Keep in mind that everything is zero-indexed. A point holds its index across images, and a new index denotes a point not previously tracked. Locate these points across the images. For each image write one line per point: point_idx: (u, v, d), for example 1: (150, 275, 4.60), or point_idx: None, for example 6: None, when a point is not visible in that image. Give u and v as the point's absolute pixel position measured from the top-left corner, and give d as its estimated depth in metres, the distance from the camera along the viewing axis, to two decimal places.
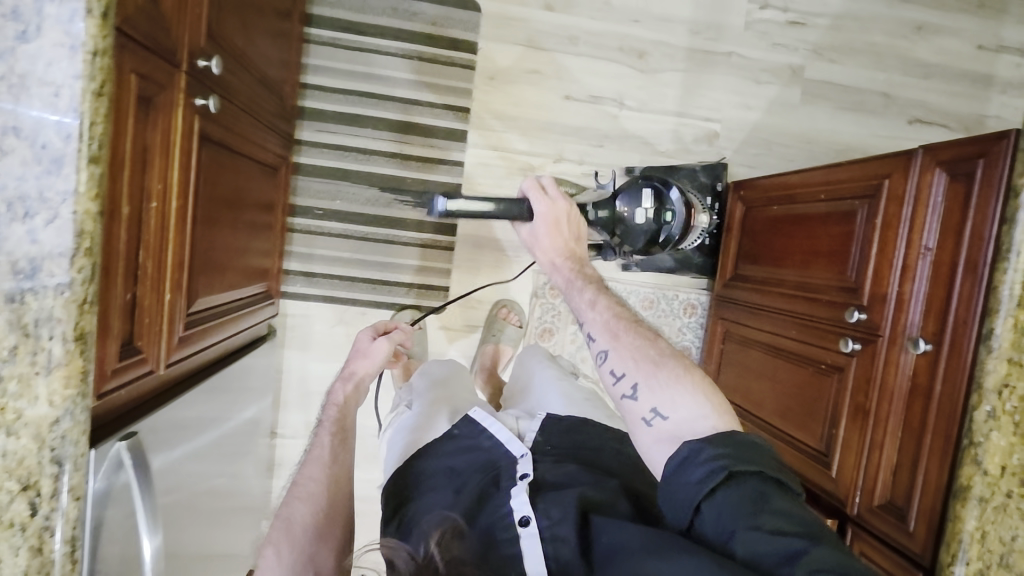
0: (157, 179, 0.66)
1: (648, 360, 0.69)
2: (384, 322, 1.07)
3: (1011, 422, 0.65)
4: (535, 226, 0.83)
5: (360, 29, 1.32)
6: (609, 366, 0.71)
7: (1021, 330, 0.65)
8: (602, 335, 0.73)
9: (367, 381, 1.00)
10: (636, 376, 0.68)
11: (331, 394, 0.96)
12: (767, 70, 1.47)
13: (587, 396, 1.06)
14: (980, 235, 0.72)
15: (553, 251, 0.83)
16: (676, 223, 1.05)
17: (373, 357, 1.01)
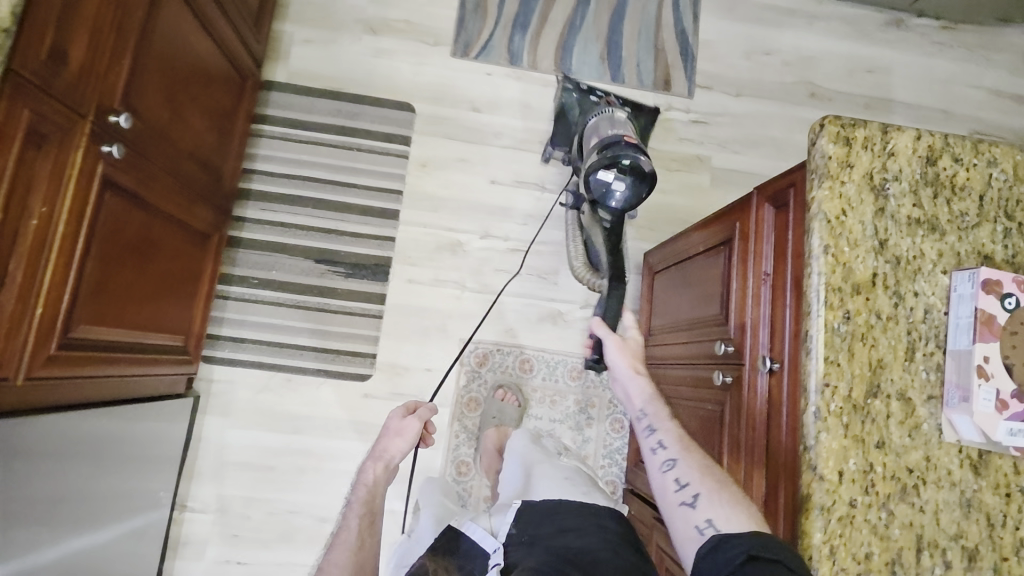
0: (42, 201, 0.75)
1: (702, 463, 0.74)
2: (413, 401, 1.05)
3: (838, 422, 0.65)
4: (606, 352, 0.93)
5: (307, 126, 1.51)
6: (657, 438, 0.79)
7: (832, 330, 0.67)
8: (670, 445, 0.77)
9: (399, 460, 0.96)
10: (677, 454, 0.76)
11: (360, 471, 0.95)
12: (676, 159, 1.64)
13: (569, 475, 1.11)
14: (799, 254, 0.77)
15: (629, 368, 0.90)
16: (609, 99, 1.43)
17: (406, 436, 0.97)
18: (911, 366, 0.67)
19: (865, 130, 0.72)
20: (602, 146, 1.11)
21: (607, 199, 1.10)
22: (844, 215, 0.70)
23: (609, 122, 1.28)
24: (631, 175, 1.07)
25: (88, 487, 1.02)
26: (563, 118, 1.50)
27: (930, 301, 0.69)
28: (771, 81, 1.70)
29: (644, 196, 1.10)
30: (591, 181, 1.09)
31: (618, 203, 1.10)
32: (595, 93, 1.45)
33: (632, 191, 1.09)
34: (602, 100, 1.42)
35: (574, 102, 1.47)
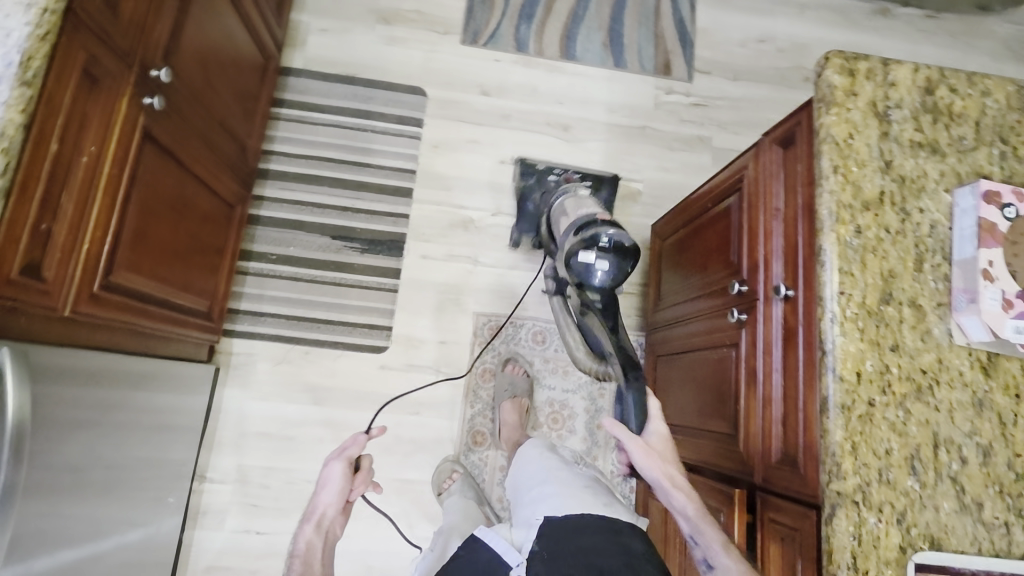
0: (92, 141, 0.79)
1: (744, 572, 0.77)
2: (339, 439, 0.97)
3: (855, 327, 0.69)
4: (635, 462, 0.88)
5: (323, 109, 1.57)
6: (704, 556, 0.80)
7: (844, 243, 0.71)
8: (716, 564, 0.78)
9: (330, 515, 0.95)
10: (725, 575, 0.78)
11: (294, 539, 0.95)
12: (678, 140, 1.70)
13: (588, 482, 1.14)
14: (808, 184, 0.81)
15: (662, 470, 0.87)
16: (569, 174, 1.45)
17: (332, 488, 0.95)
18: (920, 276, 0.71)
19: (868, 63, 0.77)
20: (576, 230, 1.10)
21: (591, 278, 1.05)
22: (851, 138, 0.74)
23: (574, 203, 1.25)
24: (612, 252, 1.04)
25: (122, 444, 1.02)
26: (523, 203, 1.50)
27: (935, 217, 0.73)
28: (766, 66, 1.78)
29: (630, 273, 1.06)
30: (573, 264, 1.05)
31: (603, 283, 1.06)
32: (554, 171, 1.48)
33: (615, 269, 1.05)
34: (559, 178, 1.46)
35: (533, 181, 1.49)
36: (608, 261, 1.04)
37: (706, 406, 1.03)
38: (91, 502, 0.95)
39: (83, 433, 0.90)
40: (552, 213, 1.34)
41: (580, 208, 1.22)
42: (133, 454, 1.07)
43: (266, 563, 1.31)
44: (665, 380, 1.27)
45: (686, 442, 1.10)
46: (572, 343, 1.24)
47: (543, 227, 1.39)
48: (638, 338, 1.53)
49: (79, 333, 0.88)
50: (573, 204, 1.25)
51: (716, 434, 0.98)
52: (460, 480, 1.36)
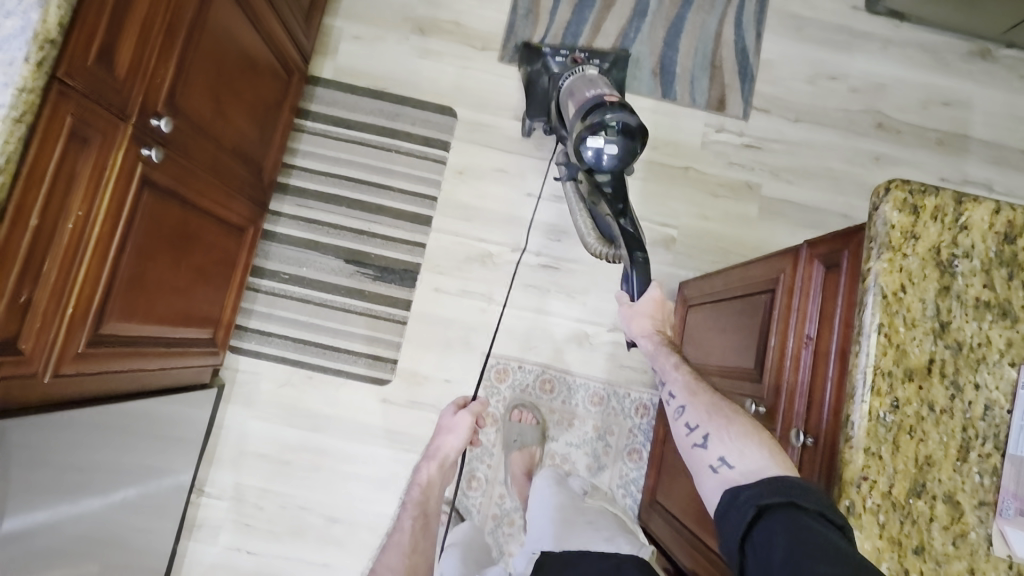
0: (80, 204, 0.77)
1: (703, 392, 0.78)
2: (464, 396, 1.09)
3: (875, 522, 0.60)
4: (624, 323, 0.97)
5: (348, 124, 1.51)
6: (669, 389, 0.82)
7: (876, 418, 0.61)
8: (676, 391, 0.80)
9: (452, 456, 1.04)
10: (686, 400, 0.78)
11: (417, 470, 1.06)
12: (723, 184, 1.56)
13: (592, 518, 1.14)
14: (848, 324, 0.71)
15: (643, 326, 0.93)
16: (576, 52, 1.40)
17: (458, 432, 1.04)
18: (962, 467, 0.61)
19: (937, 199, 0.65)
20: (582, 113, 1.08)
21: (601, 163, 1.03)
22: (902, 292, 0.64)
23: (586, 81, 1.22)
24: (620, 134, 1.01)
25: (119, 470, 1.04)
26: (533, 87, 1.42)
27: (991, 396, 0.63)
28: (834, 108, 1.60)
29: (635, 155, 1.04)
30: (581, 151, 1.03)
31: (611, 164, 1.03)
32: (559, 53, 1.41)
33: (623, 148, 1.02)
34: (565, 60, 1.39)
35: (540, 66, 1.42)
36: (613, 141, 1.01)
37: (706, 515, 0.96)
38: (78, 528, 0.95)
39: (87, 436, 0.93)
40: (562, 95, 1.29)
41: (588, 89, 1.19)
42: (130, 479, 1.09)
43: None
44: (673, 460, 1.19)
45: (683, 542, 1.04)
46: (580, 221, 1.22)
47: (552, 112, 1.34)
48: (651, 398, 1.45)
49: (65, 387, 0.87)
50: (582, 84, 1.23)
51: (713, 554, 0.91)
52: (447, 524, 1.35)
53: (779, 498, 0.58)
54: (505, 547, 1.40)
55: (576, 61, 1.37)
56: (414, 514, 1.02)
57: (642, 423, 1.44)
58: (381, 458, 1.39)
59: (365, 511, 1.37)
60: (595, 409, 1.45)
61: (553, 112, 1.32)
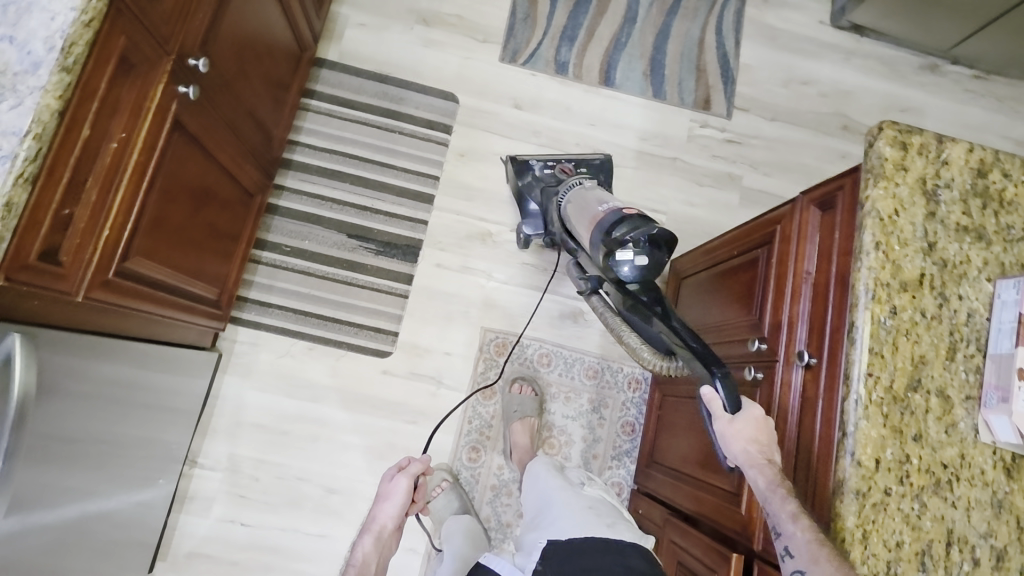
0: (123, 127, 0.78)
1: (828, 559, 0.61)
2: (405, 460, 1.17)
3: (879, 412, 0.67)
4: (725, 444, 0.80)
5: (353, 105, 1.55)
6: (783, 541, 0.67)
7: (878, 322, 0.69)
8: (795, 554, 0.65)
9: (388, 527, 1.11)
10: (808, 573, 0.62)
11: (354, 546, 1.10)
12: (708, 175, 1.68)
13: (591, 504, 1.13)
14: (845, 253, 0.79)
15: (751, 456, 0.76)
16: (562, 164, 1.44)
17: (392, 501, 1.11)
18: (951, 365, 0.69)
19: (921, 138, 0.75)
20: (601, 228, 0.99)
21: (624, 275, 0.97)
22: (896, 215, 0.72)
23: (582, 203, 1.16)
24: (643, 245, 0.95)
25: (126, 423, 1.00)
26: (525, 202, 1.45)
27: (973, 305, 0.71)
28: (805, 110, 1.75)
29: (661, 261, 0.97)
30: (610, 267, 0.97)
31: (638, 274, 0.97)
32: (547, 163, 1.45)
33: (651, 259, 0.96)
34: (554, 171, 1.42)
35: (528, 181, 1.43)
36: (637, 254, 0.95)
37: (708, 454, 1.02)
38: (91, 472, 0.93)
39: (88, 402, 0.87)
40: (562, 210, 1.24)
41: (598, 203, 1.10)
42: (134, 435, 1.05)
43: (250, 554, 1.30)
44: (671, 421, 1.25)
45: (685, 490, 1.08)
46: (631, 339, 1.02)
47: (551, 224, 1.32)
48: (643, 373, 1.51)
49: (85, 319, 0.87)
50: (579, 205, 1.16)
51: (717, 489, 0.96)
52: (448, 489, 1.35)
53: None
54: (503, 517, 1.41)
55: (566, 171, 1.39)
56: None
57: (634, 396, 1.50)
58: (382, 430, 1.39)
59: (365, 481, 1.36)
60: (590, 382, 1.49)
61: (556, 231, 1.28)
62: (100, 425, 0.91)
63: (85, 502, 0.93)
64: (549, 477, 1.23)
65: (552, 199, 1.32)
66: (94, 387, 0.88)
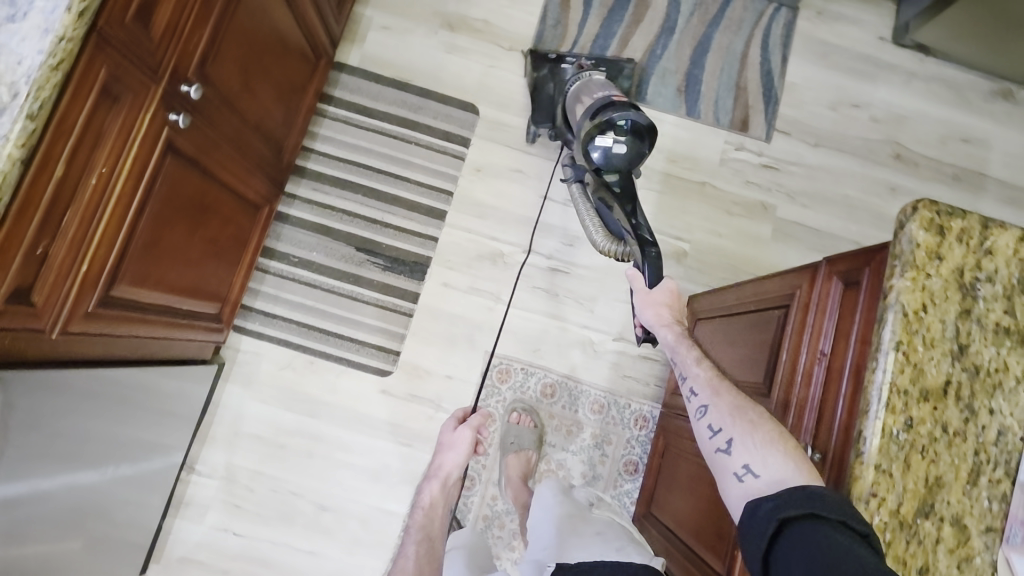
0: (105, 161, 0.76)
1: (725, 393, 0.78)
2: (462, 410, 1.28)
3: (881, 541, 0.59)
4: (640, 311, 1.02)
5: (371, 113, 1.52)
6: (690, 386, 0.83)
7: (889, 436, 0.61)
8: (701, 393, 0.80)
9: (452, 472, 1.20)
10: (709, 400, 0.78)
11: (421, 492, 1.22)
12: (738, 203, 1.57)
13: (599, 530, 1.09)
14: (864, 341, 0.71)
15: (662, 319, 0.98)
16: (581, 61, 1.43)
17: (455, 449, 1.21)
18: (972, 492, 0.61)
19: (963, 222, 0.65)
20: (591, 113, 1.13)
21: (605, 159, 1.09)
22: (924, 311, 0.63)
23: (599, 85, 1.25)
24: (627, 134, 1.08)
25: (110, 440, 1.01)
26: (538, 94, 1.45)
27: (1006, 422, 0.62)
28: (854, 137, 1.61)
29: (643, 155, 1.10)
30: (590, 152, 1.10)
31: (617, 161, 1.09)
32: (566, 59, 1.44)
33: (630, 145, 1.08)
34: (570, 69, 1.42)
35: (546, 73, 1.44)
36: (621, 140, 1.08)
37: (702, 525, 0.96)
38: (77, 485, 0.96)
39: (86, 415, 0.92)
40: (567, 99, 1.30)
41: (597, 89, 1.23)
42: (122, 450, 1.06)
43: (238, 564, 1.32)
44: (671, 472, 1.18)
45: (676, 555, 1.02)
46: (586, 220, 1.25)
47: (559, 114, 1.36)
48: (651, 411, 1.44)
49: (70, 348, 0.87)
50: (582, 95, 1.26)
51: (707, 566, 0.90)
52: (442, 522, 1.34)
53: (800, 508, 0.58)
54: (493, 548, 1.39)
55: (582, 64, 1.41)
56: (420, 537, 1.14)
57: (640, 434, 1.43)
58: (377, 450, 1.38)
59: (356, 501, 1.36)
60: (594, 416, 1.44)
61: (560, 119, 1.34)
62: (103, 432, 0.98)
63: (69, 516, 0.96)
64: (557, 499, 1.22)
65: (563, 92, 1.35)
66: (94, 399, 0.94)
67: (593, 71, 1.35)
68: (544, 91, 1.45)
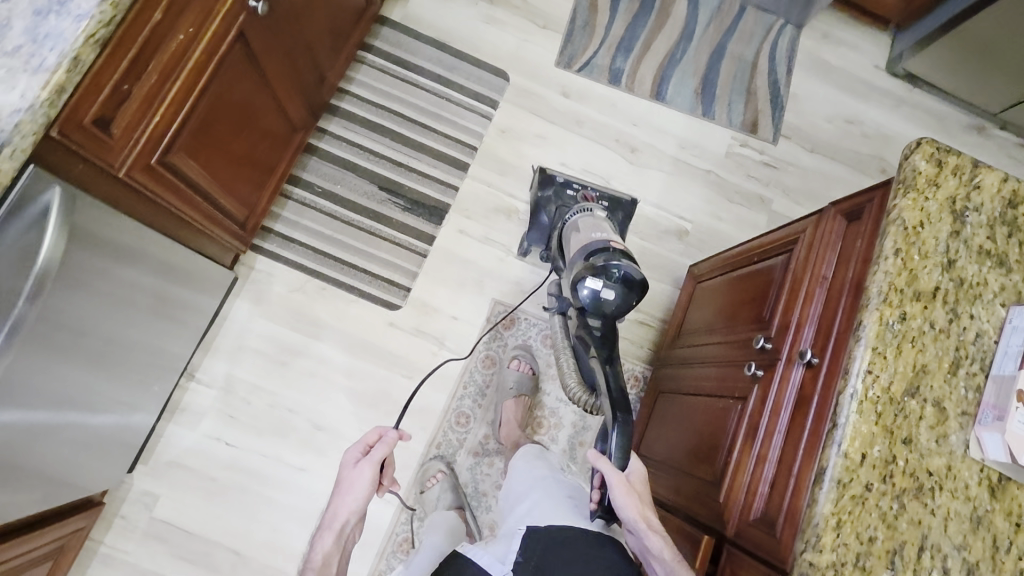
0: (192, 23, 0.82)
1: None
2: (372, 432, 0.93)
3: (873, 410, 0.67)
4: (612, 494, 0.91)
5: (407, 65, 1.59)
6: None
7: (885, 324, 0.69)
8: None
9: (349, 519, 0.89)
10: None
11: (311, 545, 0.89)
12: (739, 193, 1.69)
13: (570, 493, 1.11)
14: (865, 261, 0.80)
15: (634, 510, 0.90)
16: (587, 189, 1.39)
17: (358, 490, 0.89)
18: (952, 380, 0.70)
19: (958, 159, 0.76)
20: (587, 251, 1.13)
21: (591, 301, 1.08)
22: (921, 227, 0.73)
23: (590, 224, 1.24)
24: (619, 283, 1.08)
25: (127, 333, 1.01)
26: (539, 215, 1.44)
27: (984, 326, 0.72)
28: (847, 148, 1.76)
29: (631, 305, 1.10)
30: (580, 291, 1.09)
31: (605, 307, 1.09)
32: (573, 185, 1.41)
33: (620, 291, 1.08)
34: (577, 193, 1.40)
35: (551, 193, 1.41)
36: (609, 289, 1.07)
37: (694, 446, 1.04)
38: (87, 370, 0.95)
39: (102, 304, 0.89)
40: (566, 227, 1.30)
41: (592, 230, 1.21)
42: (132, 348, 1.06)
43: (228, 473, 1.34)
44: (661, 416, 1.26)
45: (667, 482, 1.09)
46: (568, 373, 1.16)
47: (554, 240, 1.36)
48: (643, 371, 1.52)
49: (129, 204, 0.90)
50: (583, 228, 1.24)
51: (700, 479, 0.98)
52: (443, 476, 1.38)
53: None
54: (480, 485, 1.42)
55: (587, 198, 1.37)
56: None
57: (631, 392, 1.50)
58: (378, 378, 1.41)
59: (351, 426, 1.38)
60: None
61: (554, 246, 1.35)
62: (105, 327, 0.93)
63: (78, 397, 0.95)
64: (538, 468, 1.18)
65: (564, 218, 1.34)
66: (111, 291, 0.90)
67: (592, 209, 1.31)
68: (547, 215, 1.43)
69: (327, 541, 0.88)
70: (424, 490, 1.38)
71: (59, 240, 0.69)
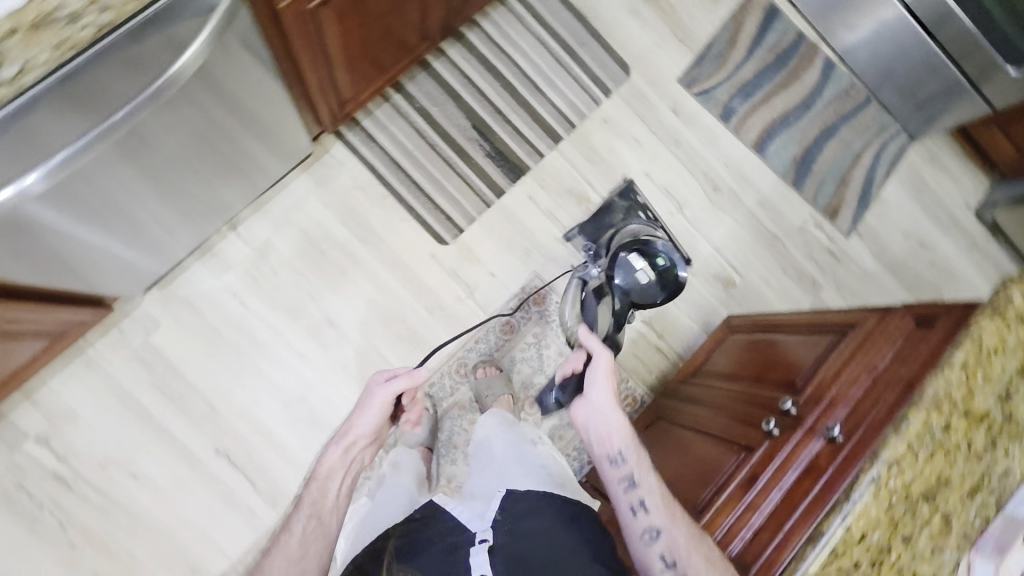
0: None
1: (681, 525, 0.85)
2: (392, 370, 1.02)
3: (886, 499, 0.69)
4: (594, 363, 1.05)
5: (542, 23, 1.59)
6: (640, 498, 0.90)
7: (927, 427, 0.71)
8: (652, 516, 0.87)
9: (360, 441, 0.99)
10: (662, 527, 0.85)
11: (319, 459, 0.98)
12: (795, 269, 1.70)
13: (542, 464, 1.10)
14: (926, 367, 0.82)
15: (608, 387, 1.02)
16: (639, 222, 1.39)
17: (369, 417, 0.99)
18: (968, 502, 0.71)
19: None
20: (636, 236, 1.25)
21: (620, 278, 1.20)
22: (995, 353, 0.74)
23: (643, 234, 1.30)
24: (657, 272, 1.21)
25: (193, 165, 1.03)
26: (602, 217, 1.55)
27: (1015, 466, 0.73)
28: (911, 269, 1.76)
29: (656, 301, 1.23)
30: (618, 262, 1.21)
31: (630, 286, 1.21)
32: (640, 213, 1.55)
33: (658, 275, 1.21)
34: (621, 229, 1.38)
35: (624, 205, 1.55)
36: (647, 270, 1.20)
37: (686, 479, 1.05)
38: (147, 185, 0.96)
39: (182, 129, 0.90)
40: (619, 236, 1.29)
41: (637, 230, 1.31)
42: (194, 182, 1.08)
43: (230, 329, 1.35)
44: (655, 441, 1.29)
45: None
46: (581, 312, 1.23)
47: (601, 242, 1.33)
48: (642, 394, 1.54)
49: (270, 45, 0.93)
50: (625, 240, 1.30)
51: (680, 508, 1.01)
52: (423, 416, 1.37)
53: None
54: (453, 438, 1.43)
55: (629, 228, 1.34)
56: (300, 527, 0.90)
57: (624, 409, 1.53)
58: (401, 300, 1.43)
59: (360, 333, 1.40)
60: None
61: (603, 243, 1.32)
62: (187, 151, 0.96)
63: (129, 205, 0.97)
64: (507, 432, 1.16)
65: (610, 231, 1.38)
66: (209, 120, 0.93)
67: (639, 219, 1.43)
68: (615, 219, 1.54)
69: (336, 452, 0.97)
70: (402, 421, 1.38)
71: (200, 55, 0.76)
